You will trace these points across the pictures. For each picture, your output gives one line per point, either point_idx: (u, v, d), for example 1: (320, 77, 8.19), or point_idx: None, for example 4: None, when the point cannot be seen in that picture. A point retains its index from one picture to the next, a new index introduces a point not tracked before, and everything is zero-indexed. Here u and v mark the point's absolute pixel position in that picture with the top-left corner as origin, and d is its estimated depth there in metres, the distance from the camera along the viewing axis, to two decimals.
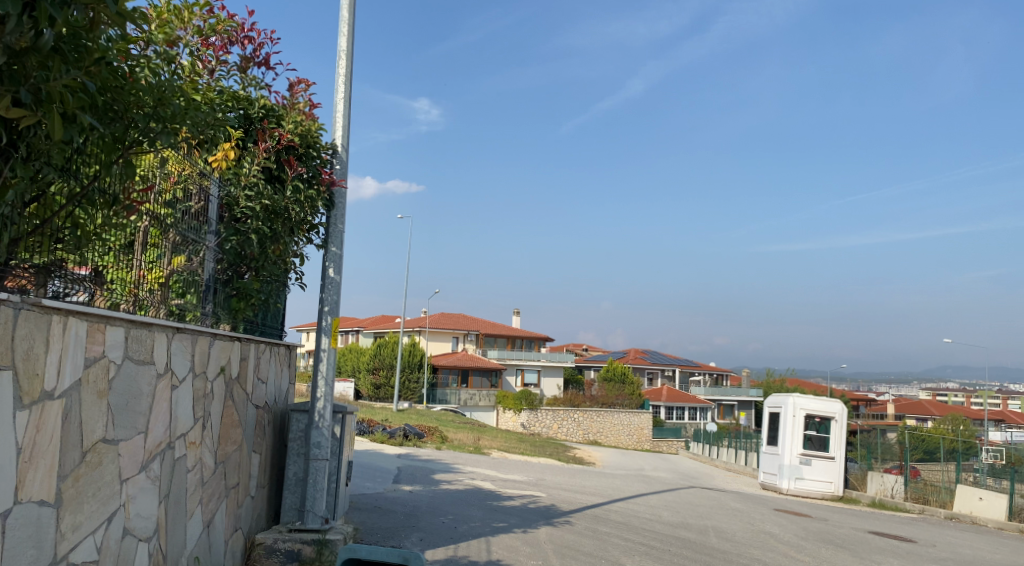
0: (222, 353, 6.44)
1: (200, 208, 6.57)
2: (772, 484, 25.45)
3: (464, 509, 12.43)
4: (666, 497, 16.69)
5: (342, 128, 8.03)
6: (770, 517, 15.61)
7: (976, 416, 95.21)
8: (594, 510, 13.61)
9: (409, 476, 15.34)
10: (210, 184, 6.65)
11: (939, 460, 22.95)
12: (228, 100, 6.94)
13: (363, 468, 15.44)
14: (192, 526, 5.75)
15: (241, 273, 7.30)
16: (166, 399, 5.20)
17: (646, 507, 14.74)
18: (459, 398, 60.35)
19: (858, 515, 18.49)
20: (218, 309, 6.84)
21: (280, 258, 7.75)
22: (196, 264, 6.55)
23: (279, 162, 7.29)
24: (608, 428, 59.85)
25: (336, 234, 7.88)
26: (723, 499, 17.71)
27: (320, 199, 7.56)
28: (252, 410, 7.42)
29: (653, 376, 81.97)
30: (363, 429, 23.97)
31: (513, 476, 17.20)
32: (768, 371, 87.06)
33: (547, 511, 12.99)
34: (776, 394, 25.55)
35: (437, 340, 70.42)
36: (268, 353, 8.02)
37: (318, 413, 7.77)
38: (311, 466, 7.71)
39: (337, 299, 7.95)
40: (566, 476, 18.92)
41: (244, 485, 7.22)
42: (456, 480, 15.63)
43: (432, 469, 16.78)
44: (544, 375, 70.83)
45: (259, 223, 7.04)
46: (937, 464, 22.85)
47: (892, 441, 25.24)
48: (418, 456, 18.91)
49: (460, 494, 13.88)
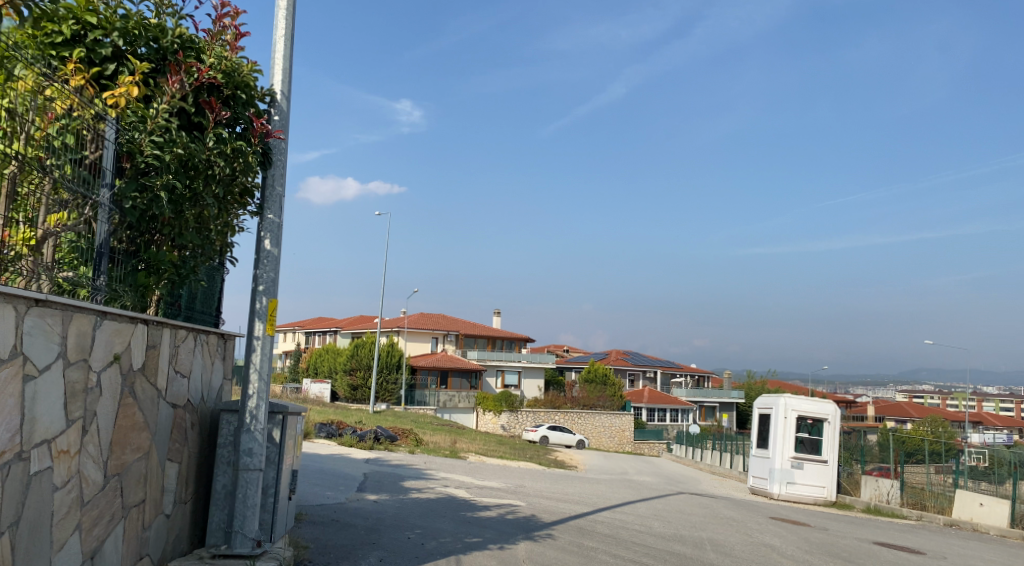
0: (116, 337, 5.10)
1: (95, 158, 5.29)
2: (763, 490, 24.29)
3: (435, 522, 11.10)
4: (655, 505, 15.47)
5: (283, 72, 6.74)
6: (768, 527, 14.43)
7: (957, 418, 94.87)
8: (579, 522, 12.34)
9: (376, 484, 13.95)
10: (105, 127, 5.38)
11: (933, 465, 21.86)
12: (132, 26, 5.63)
13: (326, 476, 14.03)
14: (62, 560, 4.42)
15: (151, 239, 6.01)
16: (13, 394, 3.91)
17: (635, 517, 13.48)
18: (438, 399, 58.25)
19: (858, 523, 17.37)
20: (116, 282, 5.54)
21: (203, 227, 6.44)
22: (85, 224, 5.26)
23: (198, 105, 5.98)
24: (590, 430, 58.92)
25: (274, 197, 6.61)
26: (715, 507, 16.49)
27: (252, 153, 6.29)
28: (167, 410, 6.11)
29: (634, 377, 80.94)
30: (331, 431, 22.44)
31: (490, 483, 15.85)
32: (749, 373, 86.27)
33: (526, 524, 11.70)
34: (766, 395, 24.47)
35: (416, 339, 68.88)
36: (190, 341, 6.72)
37: (251, 414, 6.44)
38: (241, 478, 6.40)
39: (275, 276, 6.61)
40: (548, 483, 17.63)
41: (155, 502, 5.90)
42: (427, 487, 14.27)
43: (402, 475, 15.40)
44: (525, 376, 69.52)
45: (171, 178, 5.72)
46: (933, 469, 21.70)
47: (878, 443, 24.05)
48: (389, 461, 17.51)
49: (429, 504, 12.52)
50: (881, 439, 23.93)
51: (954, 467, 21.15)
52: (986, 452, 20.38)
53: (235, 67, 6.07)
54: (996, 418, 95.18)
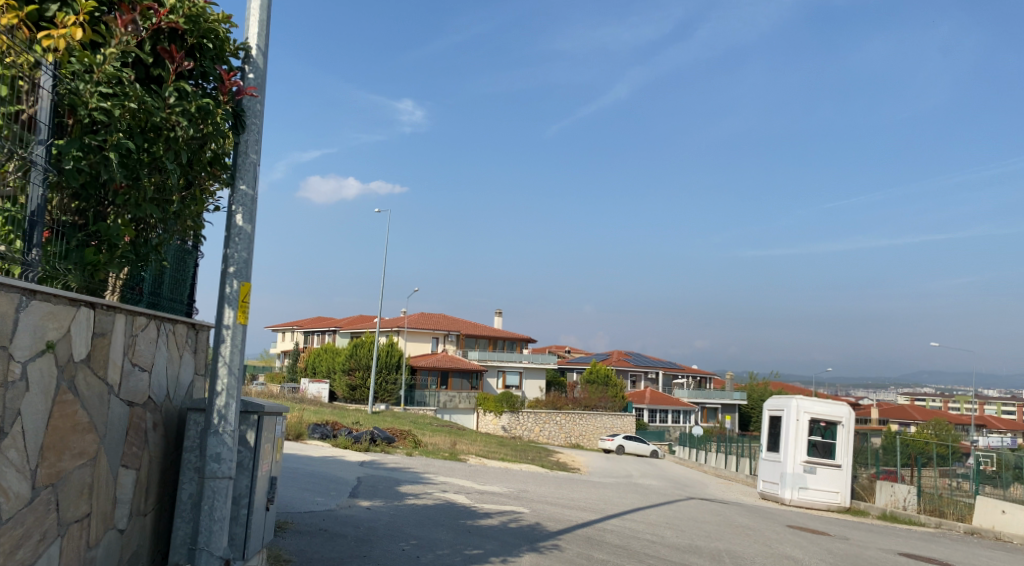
0: (52, 322, 4.32)
1: (30, 111, 4.47)
2: (773, 495, 23.43)
3: (432, 531, 10.25)
4: (667, 512, 14.64)
5: (259, 23, 5.88)
6: (787, 537, 13.61)
7: (960, 422, 93.89)
8: (587, 531, 11.54)
9: (370, 489, 13.08)
10: (43, 75, 4.56)
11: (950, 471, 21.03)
12: None
13: (317, 480, 13.18)
14: None
15: (102, 211, 5.19)
16: None
17: (646, 525, 12.65)
18: (438, 400, 57.38)
19: (877, 530, 16.52)
20: (54, 260, 4.73)
21: (166, 199, 5.61)
22: (15, 189, 4.42)
23: (157, 55, 5.17)
24: (591, 431, 58.23)
25: (247, 166, 5.80)
26: (728, 513, 15.65)
27: (222, 115, 5.47)
28: (121, 409, 5.29)
29: (636, 379, 80.13)
30: (325, 432, 21.54)
31: (491, 488, 15.00)
32: (751, 375, 85.47)
33: (530, 533, 10.88)
34: (777, 397, 23.65)
35: (416, 339, 68.03)
36: (152, 329, 5.89)
37: (220, 413, 5.62)
38: (207, 487, 5.56)
39: (248, 257, 5.79)
40: (552, 487, 16.81)
41: (105, 515, 5.08)
42: (424, 492, 13.41)
43: (398, 479, 14.55)
44: (526, 376, 68.66)
45: (125, 137, 4.89)
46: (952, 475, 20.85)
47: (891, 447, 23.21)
48: (385, 463, 16.65)
49: (426, 511, 11.67)
50: (886, 442, 23.37)
51: (959, 470, 20.88)
52: (993, 455, 20.04)
53: (201, 13, 5.25)
54: (1000, 421, 94.28)
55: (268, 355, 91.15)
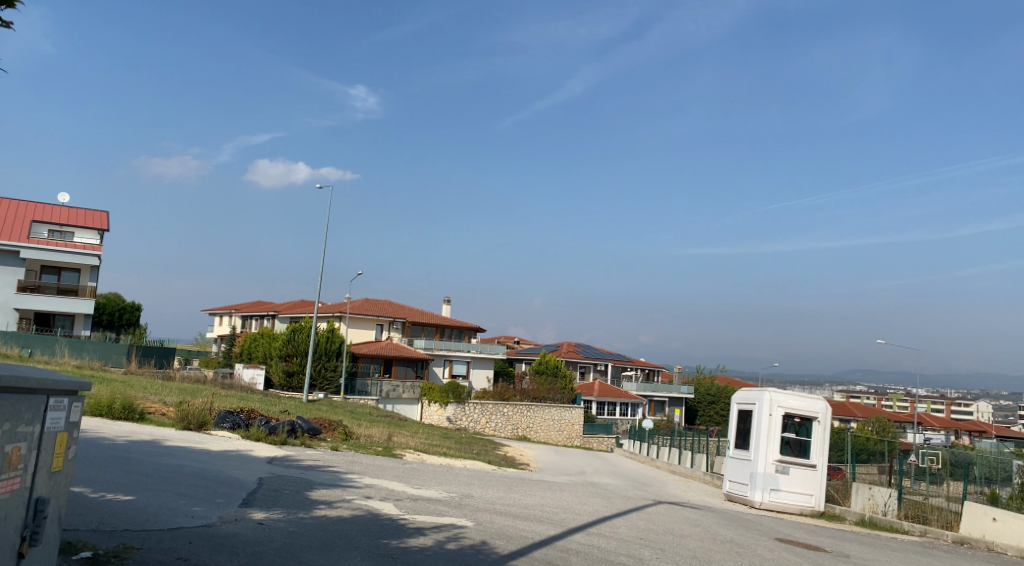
0: None
1: None
2: (742, 497, 21.09)
3: (341, 559, 7.54)
4: (637, 524, 12.17)
5: None
6: (780, 555, 11.31)
7: (902, 418, 93.71)
8: (547, 552, 9.04)
9: (271, 496, 10.22)
10: None
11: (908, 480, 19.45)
12: None
13: (202, 484, 10.30)
14: None
15: None
16: None
17: (619, 544, 10.16)
18: (380, 390, 53.76)
19: (869, 543, 14.42)
20: None
21: None
22: None
23: None
24: (539, 424, 55.75)
25: None
26: (706, 524, 13.27)
27: None
28: None
29: (584, 370, 78.17)
30: (237, 421, 18.40)
31: (427, 493, 12.26)
32: (699, 369, 84.15)
33: (474, 557, 8.28)
34: (746, 390, 21.44)
35: (359, 326, 64.67)
36: None
37: None
38: None
39: None
40: (501, 490, 14.22)
41: None
42: (341, 500, 10.61)
43: (311, 481, 11.73)
44: (472, 366, 65.99)
45: None
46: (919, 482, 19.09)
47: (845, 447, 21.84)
48: (300, 460, 13.82)
49: (340, 526, 8.95)
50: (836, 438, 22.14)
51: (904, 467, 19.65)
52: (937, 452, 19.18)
53: None
54: (939, 419, 94.51)
55: (202, 340, 86.66)
